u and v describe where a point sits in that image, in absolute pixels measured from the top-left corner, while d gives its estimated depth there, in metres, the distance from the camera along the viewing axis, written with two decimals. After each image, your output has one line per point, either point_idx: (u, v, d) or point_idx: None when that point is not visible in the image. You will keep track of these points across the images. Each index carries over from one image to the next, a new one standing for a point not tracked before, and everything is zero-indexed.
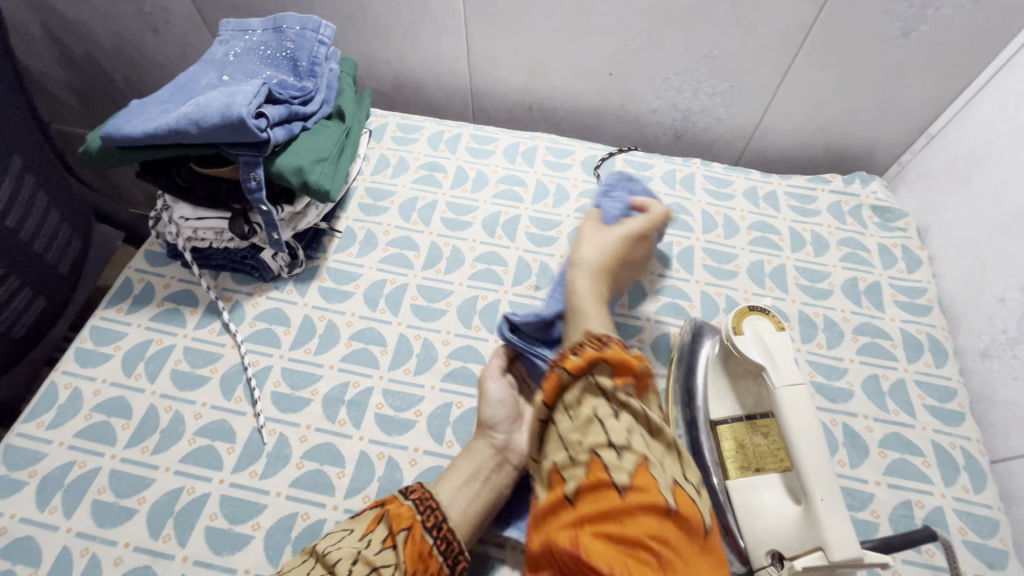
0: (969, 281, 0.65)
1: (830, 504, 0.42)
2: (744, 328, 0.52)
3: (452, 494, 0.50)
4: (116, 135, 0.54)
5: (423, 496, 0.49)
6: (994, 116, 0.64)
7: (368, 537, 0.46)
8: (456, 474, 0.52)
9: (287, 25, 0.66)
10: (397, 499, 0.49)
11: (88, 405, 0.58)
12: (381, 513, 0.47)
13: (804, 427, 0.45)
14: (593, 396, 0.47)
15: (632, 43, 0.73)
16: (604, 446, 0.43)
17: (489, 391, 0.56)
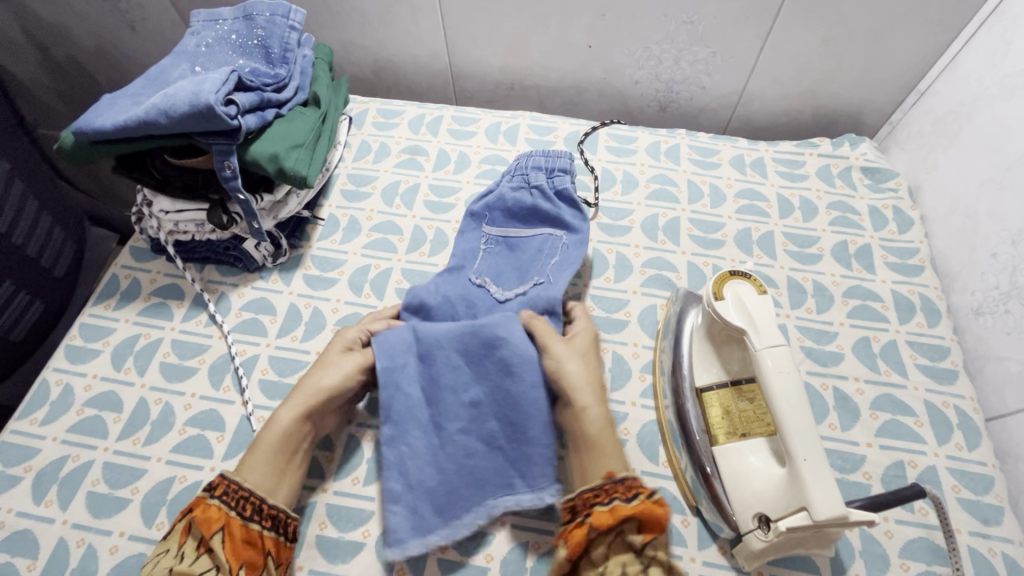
0: (961, 238, 0.64)
1: (813, 466, 0.42)
2: (724, 293, 0.51)
3: (255, 465, 0.48)
4: (87, 129, 0.54)
5: (227, 491, 0.46)
6: (983, 67, 0.62)
7: (181, 550, 0.44)
8: (262, 443, 0.49)
9: (257, 12, 0.66)
10: (200, 500, 0.46)
11: (80, 400, 0.59)
12: (189, 523, 0.45)
13: (785, 387, 0.44)
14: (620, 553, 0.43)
15: (609, 14, 0.72)
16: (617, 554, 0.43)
17: (323, 366, 0.53)
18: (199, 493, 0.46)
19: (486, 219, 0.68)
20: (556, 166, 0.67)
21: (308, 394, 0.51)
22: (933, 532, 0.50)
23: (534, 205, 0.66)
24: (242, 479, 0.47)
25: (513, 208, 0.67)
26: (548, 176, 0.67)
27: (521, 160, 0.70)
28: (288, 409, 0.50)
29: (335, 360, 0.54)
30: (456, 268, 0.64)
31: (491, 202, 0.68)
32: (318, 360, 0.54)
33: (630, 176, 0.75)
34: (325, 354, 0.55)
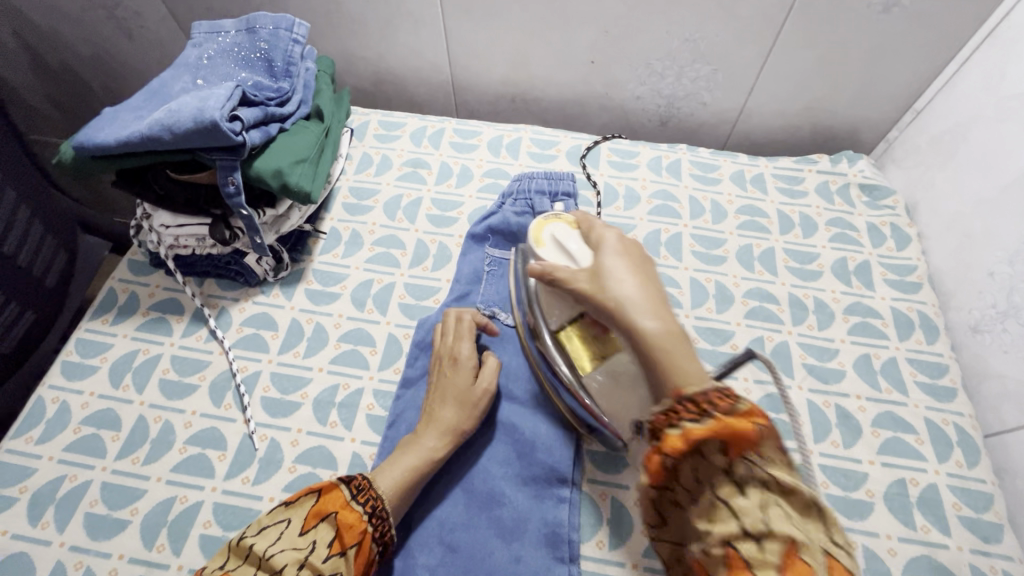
0: (958, 256, 0.65)
1: (675, 352, 0.38)
2: (544, 239, 0.52)
3: (397, 480, 0.48)
4: (89, 145, 0.53)
5: (371, 497, 0.46)
6: (980, 89, 0.63)
7: (313, 537, 0.43)
8: (408, 462, 0.50)
9: (260, 26, 0.65)
10: (342, 498, 0.45)
11: (77, 418, 0.58)
12: (325, 512, 0.44)
13: (638, 294, 0.41)
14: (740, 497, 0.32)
15: (612, 30, 0.72)
16: (740, 537, 0.31)
17: (441, 396, 0.54)
18: (339, 483, 0.46)
19: (489, 241, 0.68)
20: (560, 189, 0.69)
21: (404, 445, 0.51)
22: (935, 550, 0.50)
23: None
24: (373, 481, 0.48)
25: (518, 231, 0.67)
26: (552, 200, 0.68)
27: (520, 183, 0.70)
28: (433, 436, 0.51)
29: (465, 392, 0.54)
30: (464, 299, 0.65)
31: (495, 225, 0.68)
32: (443, 385, 0.55)
33: (632, 191, 0.75)
34: (454, 380, 0.55)
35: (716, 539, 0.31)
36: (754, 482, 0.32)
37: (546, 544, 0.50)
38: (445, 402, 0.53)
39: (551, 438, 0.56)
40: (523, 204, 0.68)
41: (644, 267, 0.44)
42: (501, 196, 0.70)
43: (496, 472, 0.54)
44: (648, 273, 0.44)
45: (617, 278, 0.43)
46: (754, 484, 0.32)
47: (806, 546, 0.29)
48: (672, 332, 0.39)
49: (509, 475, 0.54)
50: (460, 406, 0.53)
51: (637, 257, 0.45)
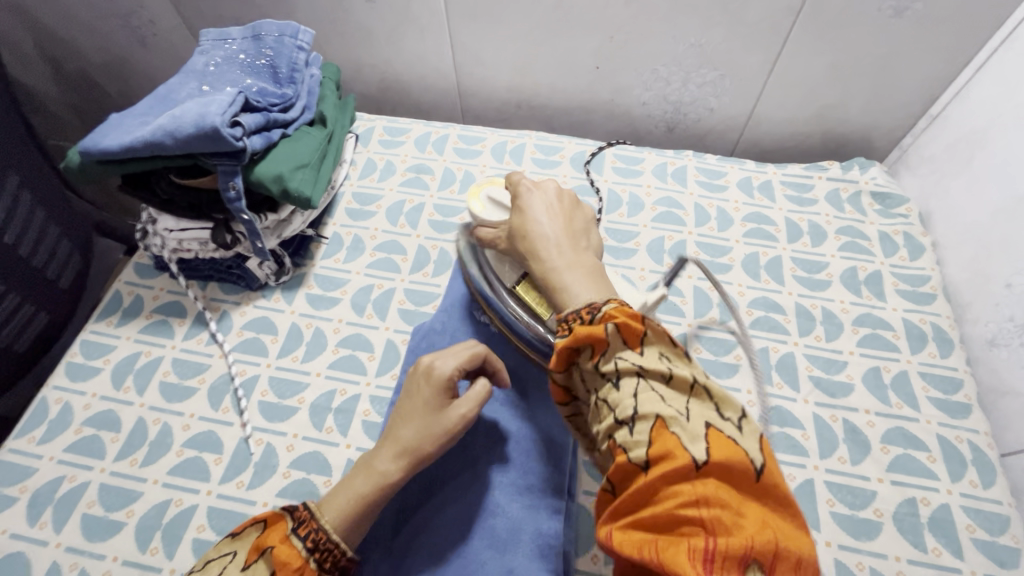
0: (974, 267, 0.62)
1: (578, 275, 0.45)
2: (482, 202, 0.58)
3: (344, 510, 0.44)
4: (94, 150, 0.54)
5: (313, 529, 0.43)
6: (996, 94, 0.61)
7: (249, 574, 0.40)
8: (357, 489, 0.46)
9: (266, 33, 0.66)
10: (282, 532, 0.42)
11: (78, 419, 0.58)
12: (264, 547, 0.41)
13: (548, 225, 0.49)
14: (632, 379, 0.37)
15: (617, 36, 0.72)
16: (618, 426, 0.36)
17: (406, 412, 0.48)
18: (283, 516, 0.44)
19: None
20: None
21: (359, 471, 0.47)
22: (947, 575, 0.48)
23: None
24: (318, 512, 0.44)
25: None
26: None
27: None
28: (389, 459, 0.47)
29: (430, 416, 0.48)
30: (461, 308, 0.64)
31: None
32: (408, 401, 0.49)
33: (636, 198, 0.74)
34: (422, 399, 0.48)
35: (604, 432, 0.38)
36: (625, 374, 0.37)
37: (539, 558, 0.49)
38: (407, 420, 0.48)
39: (546, 448, 0.55)
40: None
41: (567, 208, 0.50)
42: None
43: (490, 482, 0.53)
44: (567, 209, 0.50)
45: (533, 207, 0.50)
46: (623, 374, 0.37)
47: (674, 419, 0.34)
48: (576, 264, 0.46)
49: (504, 485, 0.53)
50: (426, 430, 0.47)
51: (563, 199, 0.51)
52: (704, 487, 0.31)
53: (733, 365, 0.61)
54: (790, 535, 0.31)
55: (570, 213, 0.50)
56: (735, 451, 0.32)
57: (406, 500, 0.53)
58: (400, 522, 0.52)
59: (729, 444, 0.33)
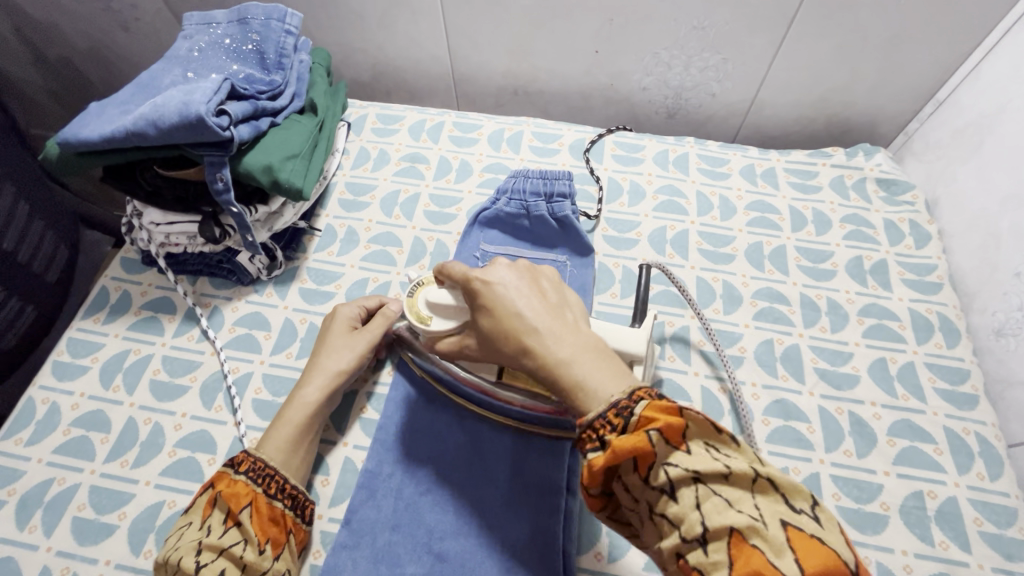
0: (981, 255, 0.61)
1: (593, 367, 0.38)
2: (423, 311, 0.51)
3: (281, 444, 0.49)
4: (73, 140, 0.52)
5: (251, 464, 0.47)
6: (1007, 79, 0.60)
7: (207, 523, 0.44)
8: (287, 420, 0.51)
9: (252, 17, 0.63)
10: (226, 478, 0.46)
11: (66, 420, 0.57)
12: (213, 496, 0.45)
13: (531, 310, 0.42)
14: (688, 486, 0.33)
15: (617, 18, 0.69)
16: (685, 545, 0.33)
17: (324, 348, 0.56)
18: (223, 469, 0.47)
19: (482, 239, 0.67)
20: (555, 190, 0.65)
21: (284, 409, 0.51)
22: (955, 569, 0.48)
23: (531, 225, 0.66)
24: (261, 453, 0.49)
25: (515, 233, 0.67)
26: (550, 205, 0.65)
27: (515, 181, 0.67)
28: (312, 387, 0.53)
29: (342, 345, 0.56)
30: None
31: (491, 226, 0.67)
32: (324, 340, 0.56)
33: (637, 187, 0.73)
34: (330, 336, 0.56)
35: (668, 550, 0.34)
36: (680, 483, 0.34)
37: (540, 557, 0.48)
38: (323, 354, 0.55)
39: (546, 446, 0.53)
40: (519, 207, 0.66)
41: (533, 282, 0.44)
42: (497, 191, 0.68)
43: (490, 481, 0.52)
44: (536, 280, 0.45)
45: (506, 298, 0.43)
46: (678, 483, 0.34)
47: (751, 528, 0.31)
48: (582, 347, 0.40)
49: (504, 483, 0.52)
50: (344, 355, 0.55)
51: (523, 274, 0.45)
52: None
53: (737, 358, 0.59)
54: None
55: (546, 289, 0.44)
56: (828, 555, 0.29)
57: (404, 498, 0.51)
58: (397, 521, 0.50)
59: (819, 546, 0.30)
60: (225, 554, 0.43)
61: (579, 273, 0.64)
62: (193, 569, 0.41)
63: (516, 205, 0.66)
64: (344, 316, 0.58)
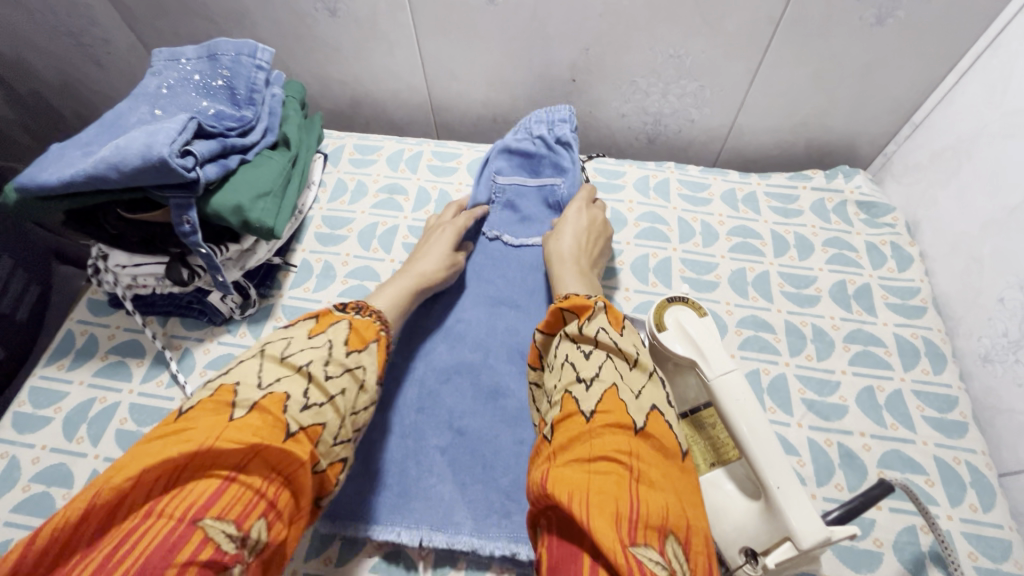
0: (965, 279, 0.61)
1: (796, 500, 0.39)
2: (666, 322, 0.49)
3: (393, 297, 0.56)
4: (31, 185, 0.50)
5: (374, 314, 0.50)
6: (983, 103, 0.60)
7: (329, 340, 0.43)
8: (399, 283, 0.59)
9: (223, 52, 0.62)
10: (337, 318, 0.46)
11: (27, 476, 0.54)
12: (337, 322, 0.45)
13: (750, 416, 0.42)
14: (604, 353, 0.41)
15: (593, 47, 0.69)
16: (575, 383, 0.40)
17: (428, 247, 0.64)
18: (334, 309, 0.47)
19: (491, 167, 0.72)
20: (557, 118, 0.72)
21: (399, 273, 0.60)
22: None
23: (536, 153, 0.71)
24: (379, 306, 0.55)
25: (522, 161, 0.72)
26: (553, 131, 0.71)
27: (525, 120, 0.74)
28: (414, 270, 0.61)
29: (444, 240, 0.65)
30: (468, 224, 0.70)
31: (497, 155, 0.72)
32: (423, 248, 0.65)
33: (618, 214, 0.72)
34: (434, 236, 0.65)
35: (559, 386, 0.40)
36: (601, 348, 0.41)
37: None
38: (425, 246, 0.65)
39: None
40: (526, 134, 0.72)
41: None
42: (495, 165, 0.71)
43: None
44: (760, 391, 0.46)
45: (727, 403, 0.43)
46: (600, 348, 0.41)
47: (627, 392, 0.38)
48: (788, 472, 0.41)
49: None
50: (448, 255, 0.63)
51: None
52: (637, 445, 0.35)
53: None
54: (693, 518, 0.33)
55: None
56: (669, 435, 0.37)
57: None
58: None
59: (666, 429, 0.37)
60: (348, 375, 0.42)
61: None
62: (319, 376, 0.40)
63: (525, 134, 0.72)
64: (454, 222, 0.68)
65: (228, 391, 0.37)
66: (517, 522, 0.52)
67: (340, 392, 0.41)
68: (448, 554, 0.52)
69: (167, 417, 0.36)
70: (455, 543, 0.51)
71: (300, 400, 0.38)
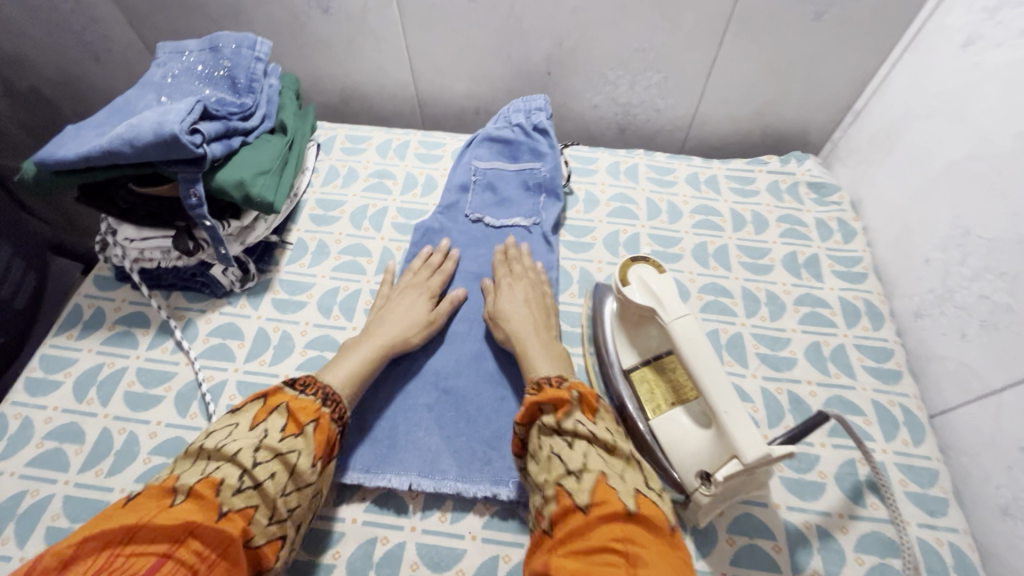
0: (899, 246, 0.68)
1: (740, 421, 0.45)
2: (630, 279, 0.56)
3: (342, 371, 0.55)
4: (50, 160, 0.54)
5: (318, 389, 0.51)
6: (910, 89, 0.68)
7: (265, 427, 0.47)
8: (351, 357, 0.57)
9: (224, 44, 0.67)
10: (287, 395, 0.50)
11: (40, 433, 0.58)
12: (277, 406, 0.48)
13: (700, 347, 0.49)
14: (583, 442, 0.47)
15: (566, 42, 0.76)
16: (565, 475, 0.45)
17: (392, 307, 0.63)
18: (283, 387, 0.50)
19: (474, 156, 0.78)
20: (533, 107, 0.79)
21: (352, 343, 0.59)
22: (885, 526, 0.52)
23: (515, 139, 0.77)
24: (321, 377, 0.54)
25: (503, 148, 0.78)
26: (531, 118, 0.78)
27: (505, 111, 0.81)
28: (365, 345, 0.59)
29: (408, 304, 0.63)
30: (452, 207, 0.75)
31: (481, 145, 0.79)
32: (388, 304, 0.64)
33: (591, 195, 0.78)
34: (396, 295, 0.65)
35: (551, 479, 0.46)
36: (579, 437, 0.47)
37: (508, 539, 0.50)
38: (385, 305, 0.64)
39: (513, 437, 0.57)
40: (506, 125, 0.79)
41: None
42: (479, 150, 0.78)
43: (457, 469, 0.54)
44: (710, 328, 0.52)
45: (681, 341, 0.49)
46: (578, 436, 0.47)
47: (613, 477, 0.44)
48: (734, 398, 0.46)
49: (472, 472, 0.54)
50: (406, 321, 0.62)
51: None
52: (629, 530, 0.40)
53: None
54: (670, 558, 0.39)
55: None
56: (658, 509, 0.43)
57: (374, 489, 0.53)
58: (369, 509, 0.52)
59: (655, 506, 0.43)
60: (280, 459, 0.45)
61: (542, 258, 0.70)
62: (249, 463, 0.43)
63: (505, 126, 0.79)
64: (423, 277, 0.67)
65: (170, 480, 0.42)
66: (499, 468, 0.55)
67: (271, 475, 0.44)
68: (436, 497, 0.55)
69: (111, 506, 0.40)
70: (441, 487, 0.54)
71: (235, 484, 0.42)
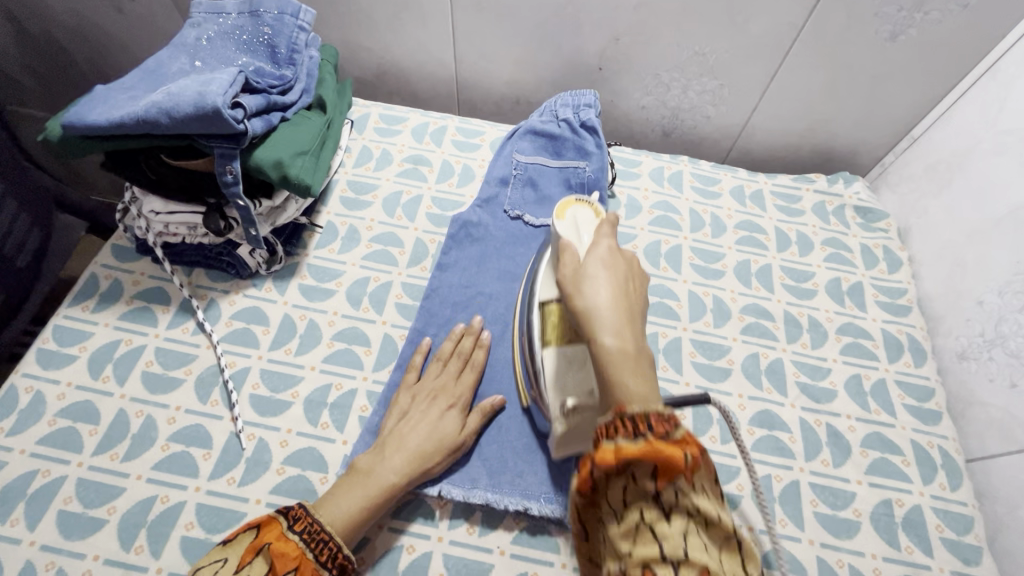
0: (948, 282, 0.66)
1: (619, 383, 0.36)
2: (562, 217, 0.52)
3: (349, 508, 0.47)
4: (78, 124, 0.50)
5: (308, 524, 0.45)
6: (977, 120, 0.65)
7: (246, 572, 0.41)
8: (364, 491, 0.48)
9: (265, 10, 0.63)
10: (278, 529, 0.44)
11: (52, 410, 0.55)
12: (260, 545, 0.43)
13: (609, 300, 0.41)
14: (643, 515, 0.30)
15: (623, 38, 0.72)
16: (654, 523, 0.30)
17: (410, 427, 0.53)
18: (276, 516, 0.45)
19: (516, 149, 0.74)
20: (582, 103, 0.75)
21: (363, 467, 0.50)
22: (918, 571, 0.52)
23: (561, 135, 0.74)
24: (324, 521, 0.46)
25: (547, 142, 0.75)
26: (578, 113, 0.75)
27: (551, 103, 0.77)
28: (387, 464, 0.50)
29: (431, 418, 0.53)
30: (490, 201, 0.72)
31: (524, 138, 0.75)
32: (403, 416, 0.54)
33: (633, 201, 0.75)
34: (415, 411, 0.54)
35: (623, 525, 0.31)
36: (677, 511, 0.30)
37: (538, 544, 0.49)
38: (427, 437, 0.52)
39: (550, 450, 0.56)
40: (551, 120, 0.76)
41: (634, 278, 0.44)
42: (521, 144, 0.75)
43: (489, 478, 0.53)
44: (634, 282, 0.44)
45: (590, 292, 0.42)
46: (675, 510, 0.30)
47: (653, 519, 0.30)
48: (622, 353, 0.38)
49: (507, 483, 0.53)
50: (431, 442, 0.52)
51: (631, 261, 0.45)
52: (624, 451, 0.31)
53: (726, 369, 0.62)
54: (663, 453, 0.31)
55: (637, 297, 0.43)
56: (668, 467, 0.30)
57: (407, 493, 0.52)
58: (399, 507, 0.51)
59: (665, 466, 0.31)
60: None
61: None
62: None
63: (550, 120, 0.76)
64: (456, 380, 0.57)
65: None
66: (529, 481, 0.54)
67: None
68: (464, 507, 0.53)
69: None
70: (470, 497, 0.52)
71: None
